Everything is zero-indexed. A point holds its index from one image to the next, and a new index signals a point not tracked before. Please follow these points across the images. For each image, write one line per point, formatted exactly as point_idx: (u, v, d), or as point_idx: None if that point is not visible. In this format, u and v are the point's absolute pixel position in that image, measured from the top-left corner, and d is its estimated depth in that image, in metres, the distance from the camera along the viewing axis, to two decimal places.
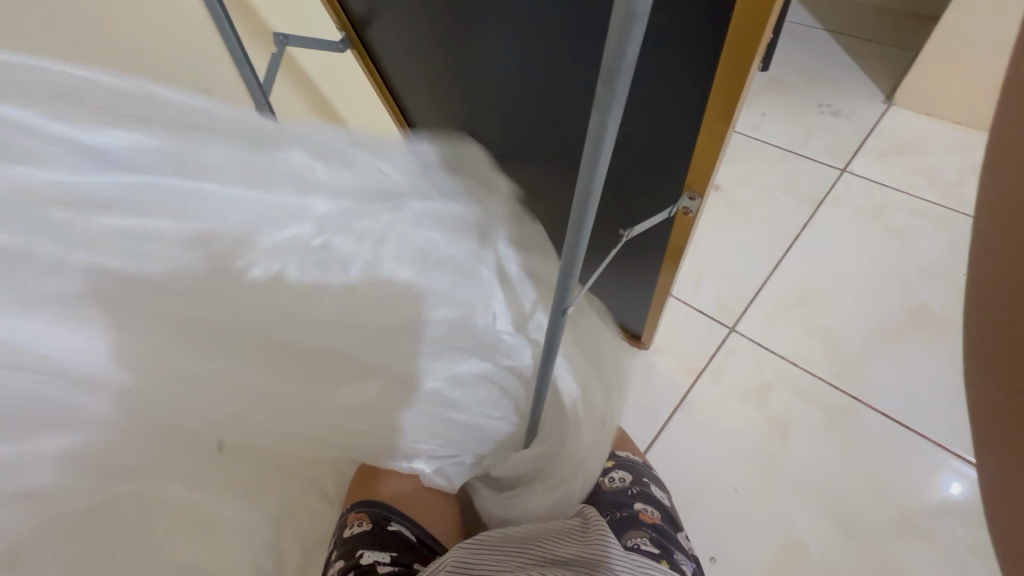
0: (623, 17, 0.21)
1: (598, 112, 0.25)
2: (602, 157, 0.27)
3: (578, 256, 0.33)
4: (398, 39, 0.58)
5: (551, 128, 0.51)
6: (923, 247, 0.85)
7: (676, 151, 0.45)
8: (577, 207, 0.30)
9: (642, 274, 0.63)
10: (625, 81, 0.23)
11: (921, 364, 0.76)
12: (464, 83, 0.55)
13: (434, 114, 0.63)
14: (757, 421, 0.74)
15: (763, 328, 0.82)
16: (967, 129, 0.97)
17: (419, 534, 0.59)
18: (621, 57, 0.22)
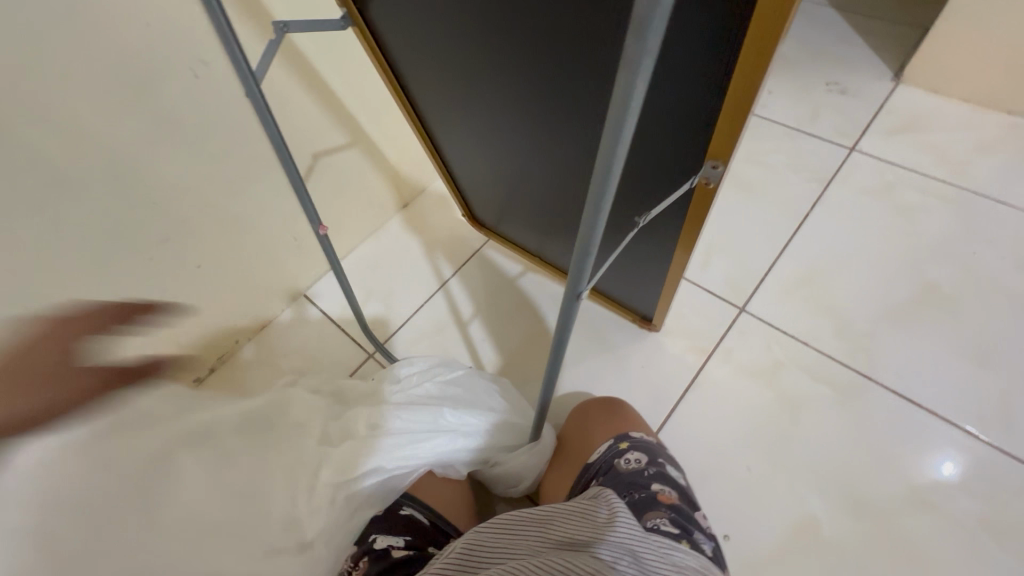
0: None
1: (624, 76, 0.23)
2: (623, 128, 0.25)
3: (597, 228, 0.31)
4: (410, 11, 0.49)
5: (579, 101, 0.46)
6: (932, 226, 0.85)
7: (701, 123, 0.40)
8: (598, 182, 0.28)
9: (658, 257, 0.61)
10: (654, 37, 0.21)
11: (931, 342, 0.76)
12: (489, 59, 0.49)
13: (444, 81, 0.57)
14: (769, 400, 0.74)
15: (773, 308, 0.81)
16: (975, 106, 0.95)
17: (432, 518, 0.58)
18: (652, 13, 0.20)
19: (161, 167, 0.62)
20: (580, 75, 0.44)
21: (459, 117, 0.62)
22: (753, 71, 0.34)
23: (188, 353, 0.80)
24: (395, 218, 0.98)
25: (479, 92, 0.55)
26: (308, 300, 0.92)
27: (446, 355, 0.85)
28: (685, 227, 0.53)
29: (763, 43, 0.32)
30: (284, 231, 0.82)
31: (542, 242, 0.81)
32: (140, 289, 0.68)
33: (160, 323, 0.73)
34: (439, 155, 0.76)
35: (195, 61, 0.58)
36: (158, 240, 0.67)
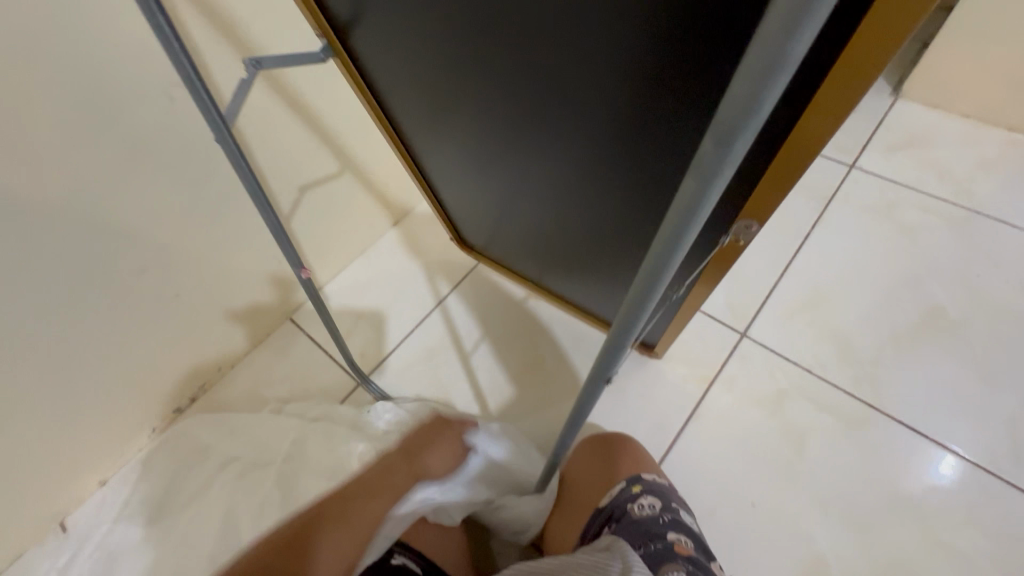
0: (761, 74, 0.17)
1: (700, 176, 0.22)
2: (694, 221, 0.24)
3: (646, 307, 0.30)
4: (399, 46, 0.44)
5: (589, 153, 0.43)
6: (935, 247, 0.84)
7: (732, 189, 0.37)
8: (653, 267, 0.27)
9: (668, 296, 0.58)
10: (741, 145, 0.20)
11: (938, 369, 0.74)
12: (487, 98, 0.44)
13: (437, 117, 0.52)
14: (774, 430, 0.72)
15: (776, 333, 0.79)
16: (974, 122, 0.94)
17: (425, 566, 0.54)
18: (746, 121, 0.19)
19: (131, 200, 0.58)
20: (588, 124, 0.40)
21: (450, 148, 0.58)
22: (802, 152, 0.31)
23: (167, 382, 0.76)
24: (386, 236, 0.95)
25: (477, 132, 0.50)
26: (294, 323, 0.88)
27: (439, 383, 0.82)
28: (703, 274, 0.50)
29: (819, 128, 0.29)
30: (269, 256, 0.78)
31: (542, 273, 0.77)
32: (113, 322, 0.64)
33: (136, 355, 0.69)
34: (427, 181, 0.71)
35: (171, 85, 0.54)
36: (133, 272, 0.62)
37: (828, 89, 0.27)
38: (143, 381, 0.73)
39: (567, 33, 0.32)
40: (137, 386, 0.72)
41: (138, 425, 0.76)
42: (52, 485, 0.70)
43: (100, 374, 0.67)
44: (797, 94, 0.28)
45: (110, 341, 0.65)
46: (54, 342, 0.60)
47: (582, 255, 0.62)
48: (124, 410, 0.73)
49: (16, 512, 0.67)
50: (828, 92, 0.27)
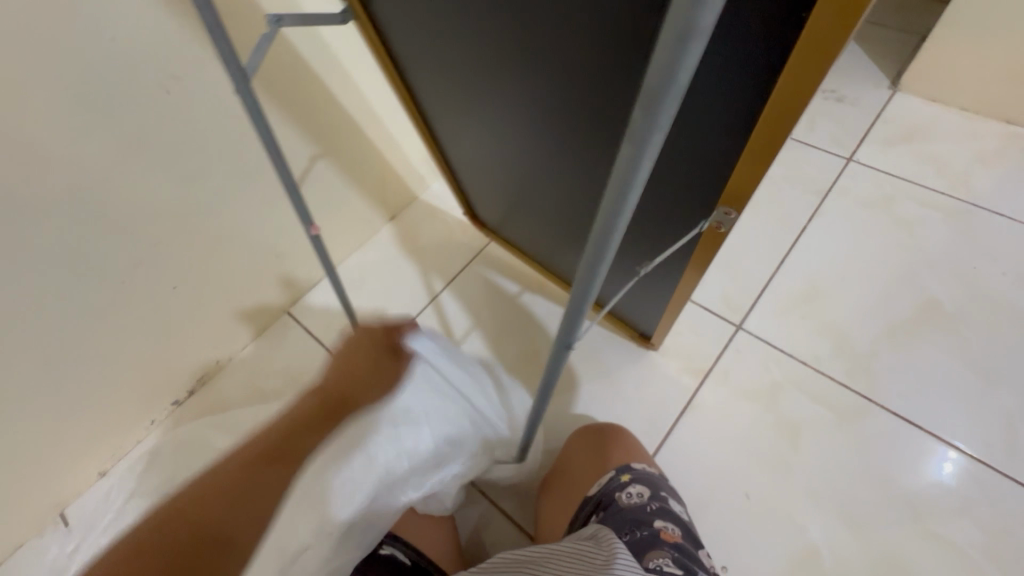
0: (675, 37, 0.17)
1: (631, 146, 0.22)
2: (631, 189, 0.24)
3: (594, 283, 0.31)
4: (411, 9, 0.46)
5: (585, 125, 0.44)
6: (932, 240, 0.83)
7: (712, 173, 0.38)
8: (598, 239, 0.28)
9: (664, 283, 0.58)
10: (667, 114, 0.20)
11: (933, 363, 0.74)
12: (489, 64, 0.46)
13: (448, 85, 0.55)
14: (766, 422, 0.72)
15: (771, 326, 0.79)
16: (972, 115, 0.94)
17: (415, 558, 0.57)
18: (668, 86, 0.19)
19: (125, 192, 0.58)
20: (580, 90, 0.41)
21: (460, 119, 0.60)
22: (770, 139, 0.32)
23: (165, 375, 0.77)
24: (383, 230, 0.95)
25: (485, 101, 0.52)
26: (291, 317, 0.89)
27: None
28: (692, 263, 0.51)
29: (789, 100, 0.29)
30: (265, 249, 0.79)
31: (547, 253, 0.78)
32: (114, 312, 0.65)
33: (136, 346, 0.70)
34: (443, 154, 0.73)
35: (168, 77, 0.55)
36: (133, 262, 0.63)
37: (796, 60, 0.27)
38: (143, 372, 0.74)
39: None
40: (137, 375, 0.73)
41: (138, 415, 0.77)
42: (53, 475, 0.71)
43: (99, 365, 0.67)
44: (766, 68, 0.29)
45: (110, 330, 0.66)
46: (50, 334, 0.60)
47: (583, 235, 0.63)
48: (124, 400, 0.74)
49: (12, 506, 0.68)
50: (791, 78, 0.28)
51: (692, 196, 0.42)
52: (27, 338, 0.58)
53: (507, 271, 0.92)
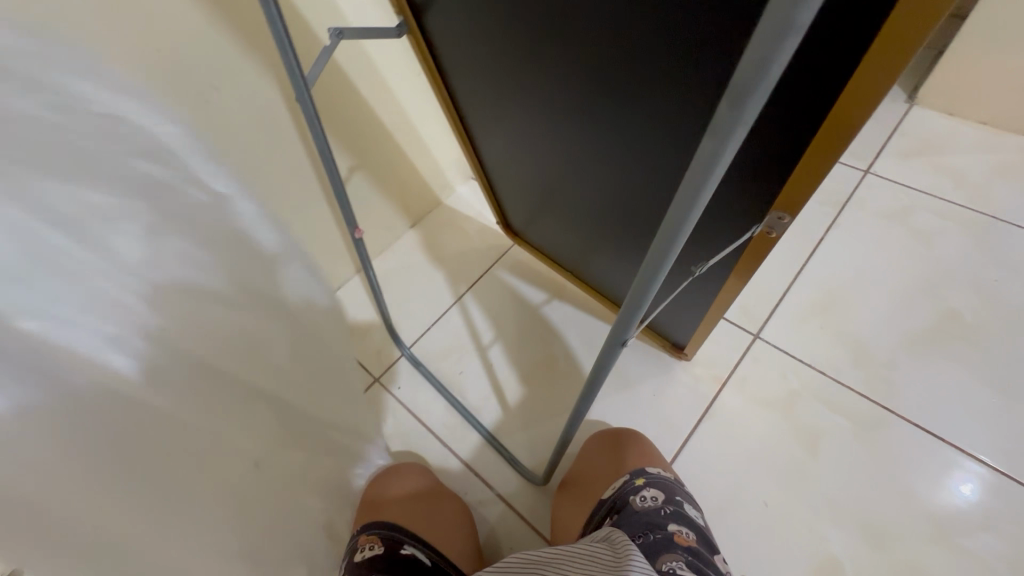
0: (771, 36, 0.19)
1: (714, 138, 0.23)
2: (708, 182, 0.26)
3: (658, 278, 0.33)
4: (461, 23, 0.48)
5: (621, 138, 0.45)
6: (951, 251, 0.83)
7: (767, 182, 0.38)
8: (667, 233, 0.29)
9: (700, 292, 0.58)
10: (752, 108, 0.22)
11: (953, 375, 0.74)
12: (528, 79, 0.48)
13: (488, 97, 0.57)
14: (785, 432, 0.72)
15: (789, 335, 0.79)
16: (990, 129, 0.94)
17: (433, 557, 0.62)
18: (757, 82, 0.21)
19: None
20: (616, 107, 0.42)
21: (499, 130, 0.62)
22: (833, 145, 0.32)
23: None
24: (403, 237, 0.98)
25: (523, 114, 0.54)
26: None
27: (454, 380, 0.84)
28: (728, 268, 0.51)
29: (850, 113, 0.30)
30: None
31: (576, 260, 0.79)
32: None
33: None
34: (480, 162, 0.75)
35: (206, 88, 0.59)
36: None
37: (864, 65, 0.27)
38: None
39: (613, 20, 0.35)
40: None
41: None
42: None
43: None
44: (821, 81, 0.30)
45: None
46: None
47: (618, 247, 0.64)
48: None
49: None
50: (859, 78, 0.28)
51: (728, 203, 0.43)
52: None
53: (526, 279, 0.93)
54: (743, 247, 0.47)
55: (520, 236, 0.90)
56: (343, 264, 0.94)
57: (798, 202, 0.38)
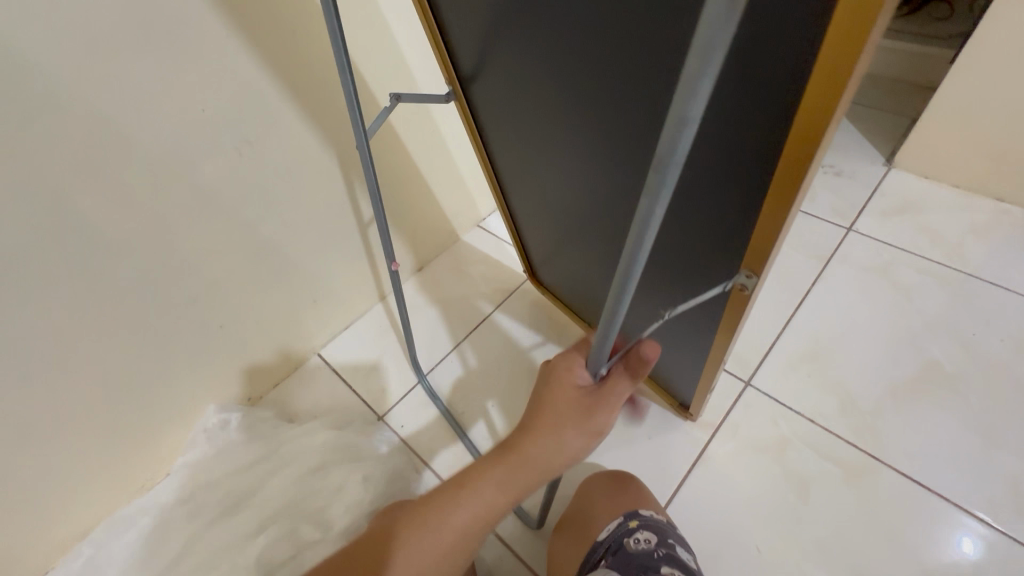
0: (676, 123, 0.24)
1: (648, 198, 0.28)
2: (648, 233, 0.30)
3: (621, 312, 0.37)
4: (497, 93, 0.56)
5: (621, 195, 0.51)
6: (927, 304, 0.88)
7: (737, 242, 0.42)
8: (622, 275, 0.33)
9: (693, 342, 0.61)
10: (672, 174, 0.26)
11: (937, 424, 0.77)
12: (549, 138, 0.54)
13: (516, 152, 0.63)
14: (777, 477, 0.74)
15: (778, 383, 0.82)
16: (965, 191, 1.00)
17: None
18: (670, 157, 0.25)
19: (196, 240, 0.70)
20: (621, 170, 0.48)
21: (526, 181, 0.68)
22: (780, 206, 0.35)
23: (211, 385, 0.85)
24: (410, 280, 1.04)
25: (544, 167, 0.60)
26: (320, 360, 0.98)
27: (455, 418, 0.87)
28: (715, 324, 0.54)
29: (790, 177, 0.32)
30: (305, 293, 0.89)
31: (583, 303, 0.84)
32: (171, 337, 0.75)
33: (190, 368, 0.80)
34: (508, 209, 0.81)
35: (241, 142, 0.67)
36: (194, 294, 0.74)
37: (791, 141, 0.30)
38: (190, 393, 0.82)
39: (620, 104, 0.41)
40: (184, 399, 0.82)
41: (183, 434, 0.85)
42: (103, 484, 0.79)
43: (143, 384, 0.75)
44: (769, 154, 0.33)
45: (164, 351, 0.75)
46: (100, 351, 0.68)
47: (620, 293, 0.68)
48: (172, 419, 0.82)
49: (40, 523, 0.73)
50: (790, 148, 0.31)
51: (715, 261, 0.47)
52: (107, 349, 0.69)
53: (525, 324, 0.97)
54: (723, 304, 0.50)
55: (542, 284, 0.95)
56: (353, 305, 0.99)
57: (759, 266, 0.41)
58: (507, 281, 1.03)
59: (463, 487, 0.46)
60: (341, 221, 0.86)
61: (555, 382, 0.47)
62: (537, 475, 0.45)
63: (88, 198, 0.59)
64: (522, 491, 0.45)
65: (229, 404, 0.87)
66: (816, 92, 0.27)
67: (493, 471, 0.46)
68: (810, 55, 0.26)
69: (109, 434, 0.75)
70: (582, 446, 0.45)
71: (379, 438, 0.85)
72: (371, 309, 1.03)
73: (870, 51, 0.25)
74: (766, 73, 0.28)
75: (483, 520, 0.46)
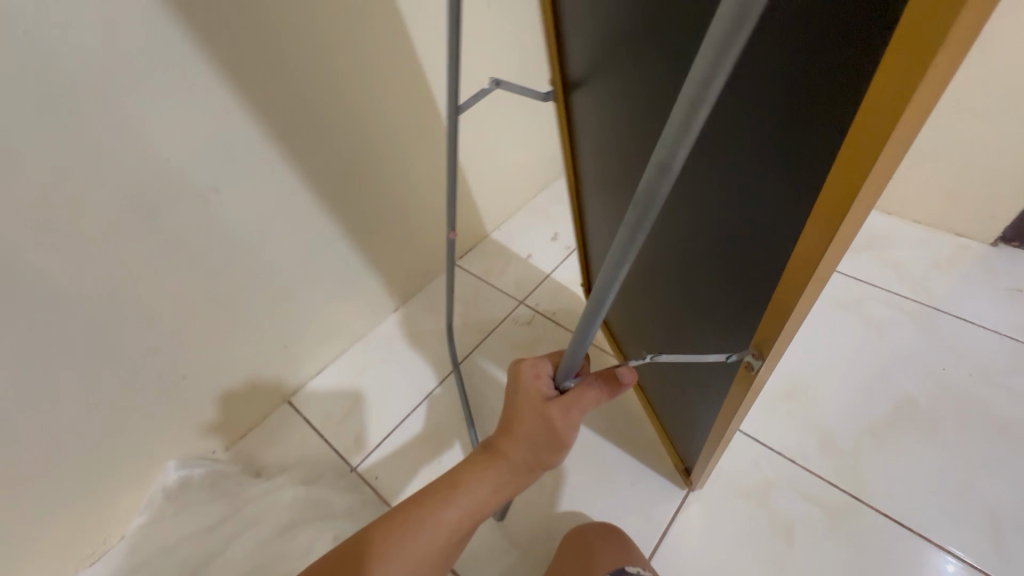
0: (658, 166, 0.24)
1: (626, 229, 0.29)
2: (623, 262, 0.31)
3: (592, 329, 0.38)
4: (587, 108, 0.55)
5: (664, 236, 0.49)
6: (900, 339, 0.89)
7: (751, 312, 0.40)
8: (597, 297, 0.34)
9: (693, 387, 0.59)
10: (651, 214, 0.27)
11: (914, 461, 0.77)
12: (614, 163, 0.53)
13: (594, 169, 0.63)
14: (761, 522, 0.73)
15: (760, 422, 0.82)
16: (925, 227, 1.04)
17: None
18: (649, 199, 0.26)
19: (158, 291, 0.67)
20: (668, 212, 0.46)
21: (597, 198, 0.67)
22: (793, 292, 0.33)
23: (172, 441, 0.80)
24: (390, 317, 1.05)
25: (610, 191, 0.59)
26: (290, 407, 0.94)
27: (432, 466, 0.85)
28: (710, 380, 0.53)
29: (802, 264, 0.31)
30: (276, 339, 0.86)
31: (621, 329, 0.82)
32: (133, 391, 0.71)
33: (152, 423, 0.76)
34: (582, 221, 0.81)
35: (208, 190, 0.66)
36: (155, 347, 0.70)
37: (810, 229, 0.29)
38: (150, 450, 0.78)
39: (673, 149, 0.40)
40: (143, 455, 0.77)
41: (140, 494, 0.80)
42: (51, 555, 0.73)
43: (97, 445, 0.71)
44: (785, 233, 0.32)
45: (124, 407, 0.71)
46: (51, 413, 0.64)
47: (644, 321, 0.67)
48: (129, 479, 0.78)
49: None
50: (808, 234, 0.29)
51: (717, 312, 0.46)
52: (60, 408, 0.65)
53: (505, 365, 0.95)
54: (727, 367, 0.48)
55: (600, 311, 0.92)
56: (326, 349, 0.97)
57: (776, 330, 0.37)
58: (485, 321, 1.02)
59: (457, 486, 0.49)
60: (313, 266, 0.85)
61: (523, 389, 0.50)
62: (521, 469, 0.50)
63: (42, 256, 0.56)
64: (509, 487, 0.51)
65: (191, 461, 0.83)
66: (838, 181, 0.25)
67: (485, 470, 0.50)
68: (862, 88, 0.22)
69: (55, 502, 0.70)
70: (557, 450, 0.50)
71: (353, 493, 0.81)
72: (345, 351, 1.01)
73: (945, 76, 0.19)
74: (793, 154, 0.28)
75: (475, 514, 0.50)
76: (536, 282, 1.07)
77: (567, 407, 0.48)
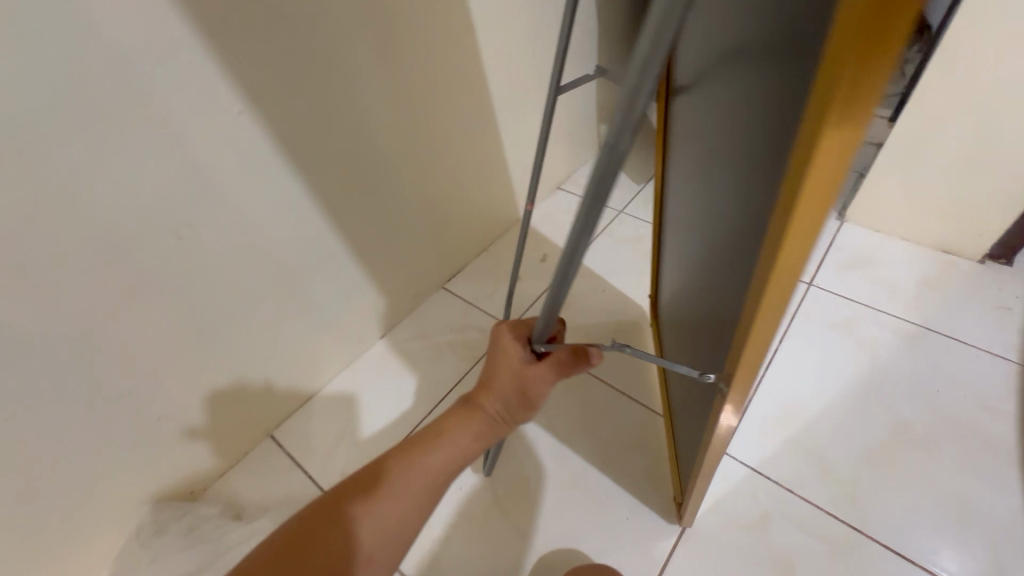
0: (615, 135, 0.29)
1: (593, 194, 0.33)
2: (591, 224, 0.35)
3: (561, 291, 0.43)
4: (683, 114, 0.55)
5: (705, 252, 0.48)
6: (892, 361, 0.89)
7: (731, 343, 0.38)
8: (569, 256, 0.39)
9: (694, 414, 0.58)
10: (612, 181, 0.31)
11: (913, 488, 0.75)
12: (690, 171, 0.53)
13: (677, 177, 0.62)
14: (760, 557, 0.71)
15: (756, 450, 0.81)
16: (913, 245, 1.04)
17: None
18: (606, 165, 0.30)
19: (128, 330, 0.65)
20: (711, 227, 0.45)
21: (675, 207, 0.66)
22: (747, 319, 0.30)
23: (148, 484, 0.77)
24: (376, 345, 1.02)
25: (684, 199, 0.58)
26: (273, 441, 0.91)
27: None
28: (703, 420, 0.51)
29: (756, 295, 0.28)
30: (257, 373, 0.84)
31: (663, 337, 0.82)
32: (103, 436, 0.68)
33: (125, 467, 0.73)
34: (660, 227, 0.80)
35: (181, 226, 0.65)
36: (126, 388, 0.68)
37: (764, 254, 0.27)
38: (124, 495, 0.75)
39: (723, 164, 0.40)
40: (116, 500, 0.74)
41: (112, 541, 0.76)
42: None
43: (64, 493, 0.68)
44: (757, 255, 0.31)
45: (93, 453, 0.68)
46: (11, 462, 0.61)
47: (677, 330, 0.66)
48: (101, 526, 0.74)
49: None
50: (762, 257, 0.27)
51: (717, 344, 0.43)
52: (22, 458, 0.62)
53: None
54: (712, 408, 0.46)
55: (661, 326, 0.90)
56: (308, 381, 0.94)
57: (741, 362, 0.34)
58: (474, 347, 1.00)
59: (442, 434, 0.54)
60: (293, 297, 0.83)
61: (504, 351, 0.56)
62: (496, 421, 0.56)
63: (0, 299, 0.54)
64: (485, 438, 0.56)
65: (167, 504, 0.80)
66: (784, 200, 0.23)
67: (466, 421, 0.55)
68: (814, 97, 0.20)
69: (18, 555, 0.67)
70: (527, 408, 0.56)
71: None
72: (331, 381, 0.98)
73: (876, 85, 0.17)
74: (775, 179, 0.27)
75: (458, 461, 0.54)
76: (526, 305, 1.05)
77: (542, 370, 0.54)
